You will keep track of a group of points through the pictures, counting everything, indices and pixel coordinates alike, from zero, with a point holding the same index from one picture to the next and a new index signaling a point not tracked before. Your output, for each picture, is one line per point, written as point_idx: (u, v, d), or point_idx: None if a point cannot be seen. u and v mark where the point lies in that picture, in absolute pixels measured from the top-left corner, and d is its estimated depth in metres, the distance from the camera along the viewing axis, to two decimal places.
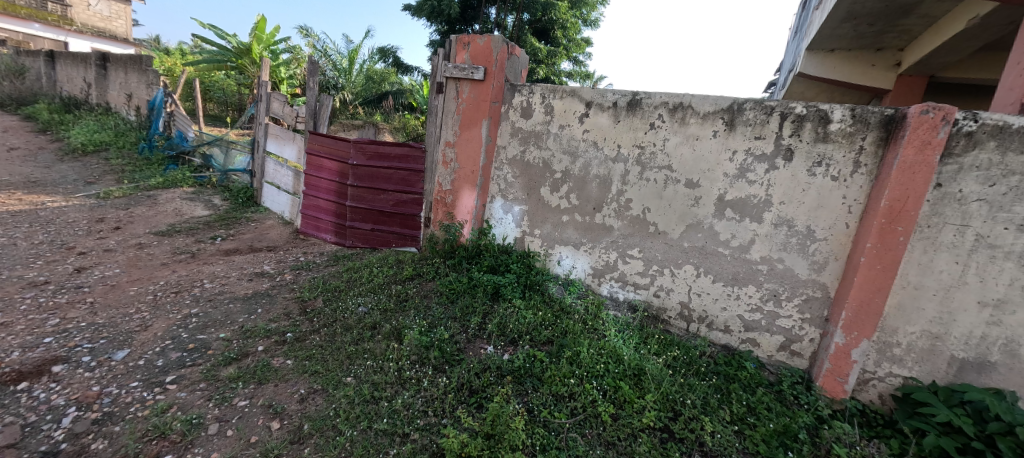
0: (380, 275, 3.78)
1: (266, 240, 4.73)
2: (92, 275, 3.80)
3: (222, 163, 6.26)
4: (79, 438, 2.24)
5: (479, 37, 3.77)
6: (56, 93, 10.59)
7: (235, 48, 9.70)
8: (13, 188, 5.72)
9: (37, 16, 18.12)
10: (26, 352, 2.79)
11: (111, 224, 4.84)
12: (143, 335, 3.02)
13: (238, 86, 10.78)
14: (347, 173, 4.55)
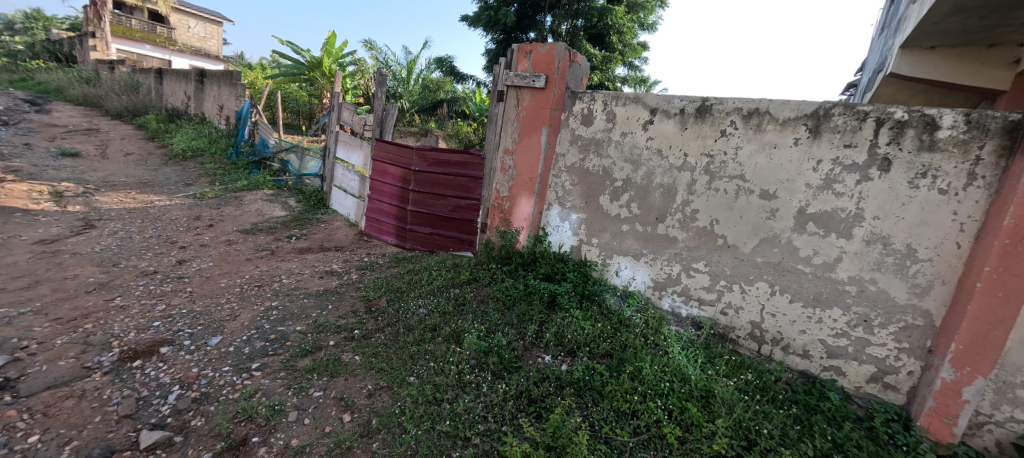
0: (439, 278, 3.88)
1: (334, 241, 5.01)
2: (190, 267, 4.22)
3: (297, 167, 6.72)
4: (181, 414, 2.49)
5: (541, 45, 3.79)
6: (162, 105, 11.98)
7: (308, 62, 10.45)
8: (129, 188, 6.51)
9: (149, 39, 20.72)
10: (139, 333, 3.14)
11: (206, 222, 5.36)
12: (232, 324, 3.30)
13: (309, 97, 11.57)
14: (408, 178, 4.73)
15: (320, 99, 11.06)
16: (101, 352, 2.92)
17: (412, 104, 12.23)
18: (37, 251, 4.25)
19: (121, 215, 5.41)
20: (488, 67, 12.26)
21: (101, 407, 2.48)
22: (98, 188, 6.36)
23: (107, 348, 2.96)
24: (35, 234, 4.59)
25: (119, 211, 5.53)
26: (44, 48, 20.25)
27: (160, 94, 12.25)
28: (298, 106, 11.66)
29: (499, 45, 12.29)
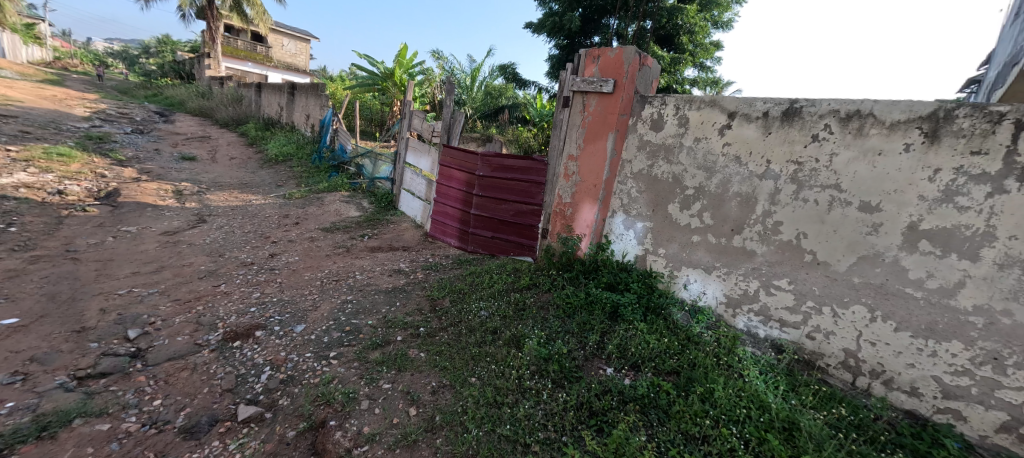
0: (500, 281, 3.87)
1: (402, 241, 5.19)
2: (280, 260, 4.57)
3: (370, 171, 7.08)
4: (271, 393, 2.71)
5: (610, 49, 3.69)
6: (259, 114, 13.23)
7: (382, 73, 11.04)
8: (232, 188, 7.24)
9: (251, 57, 23.04)
10: (239, 317, 3.45)
11: (293, 220, 5.80)
12: (314, 314, 3.51)
13: (382, 105, 12.20)
14: (473, 183, 4.79)
15: (391, 107, 11.62)
16: (209, 331, 3.26)
17: (474, 110, 12.48)
18: (160, 241, 4.83)
19: (226, 212, 6.01)
20: (552, 72, 12.21)
21: (208, 381, 2.79)
22: (208, 187, 7.15)
23: (213, 329, 3.29)
24: (159, 226, 5.22)
25: (224, 208, 6.16)
26: (171, 67, 23.31)
27: (257, 104, 13.55)
28: (370, 113, 12.31)
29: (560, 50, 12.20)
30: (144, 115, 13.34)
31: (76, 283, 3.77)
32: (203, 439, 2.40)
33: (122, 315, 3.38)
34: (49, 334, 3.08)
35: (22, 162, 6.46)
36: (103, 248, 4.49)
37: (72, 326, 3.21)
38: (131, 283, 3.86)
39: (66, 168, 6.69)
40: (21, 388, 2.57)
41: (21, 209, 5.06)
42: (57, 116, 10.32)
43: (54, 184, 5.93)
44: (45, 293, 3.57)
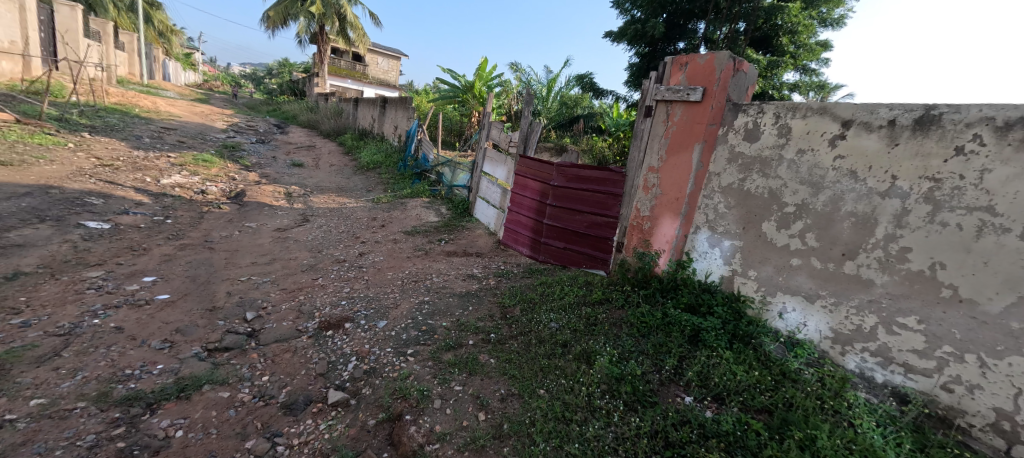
0: (571, 293, 3.72)
1: (476, 247, 5.23)
2: (367, 259, 4.81)
3: (449, 179, 7.29)
4: (356, 382, 2.82)
5: (699, 56, 3.44)
6: (355, 125, 14.34)
7: (463, 85, 11.46)
8: (330, 192, 7.88)
9: (350, 75, 25.30)
10: (332, 308, 3.67)
11: (379, 222, 6.12)
12: (395, 312, 3.61)
13: (462, 116, 12.64)
14: (547, 193, 4.72)
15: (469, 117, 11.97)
16: (308, 319, 3.49)
17: (549, 120, 12.46)
18: (273, 236, 5.33)
19: (325, 213, 6.52)
20: (633, 80, 11.87)
21: (306, 363, 2.99)
22: (311, 190, 7.84)
23: (311, 317, 3.52)
24: (273, 223, 5.79)
25: (324, 209, 6.70)
26: (288, 87, 26.32)
27: (353, 117, 14.72)
28: (449, 123, 12.78)
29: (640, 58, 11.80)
30: (265, 127, 15.09)
31: (211, 268, 4.27)
32: (300, 416, 2.57)
33: (242, 299, 3.75)
34: (187, 310, 3.50)
35: (178, 166, 7.61)
36: (231, 240, 5.05)
37: (205, 304, 3.62)
38: (250, 272, 4.28)
39: (208, 171, 7.72)
40: (168, 354, 2.96)
41: (174, 204, 5.91)
42: (202, 128, 12.04)
43: (199, 185, 6.90)
44: (187, 274, 4.09)
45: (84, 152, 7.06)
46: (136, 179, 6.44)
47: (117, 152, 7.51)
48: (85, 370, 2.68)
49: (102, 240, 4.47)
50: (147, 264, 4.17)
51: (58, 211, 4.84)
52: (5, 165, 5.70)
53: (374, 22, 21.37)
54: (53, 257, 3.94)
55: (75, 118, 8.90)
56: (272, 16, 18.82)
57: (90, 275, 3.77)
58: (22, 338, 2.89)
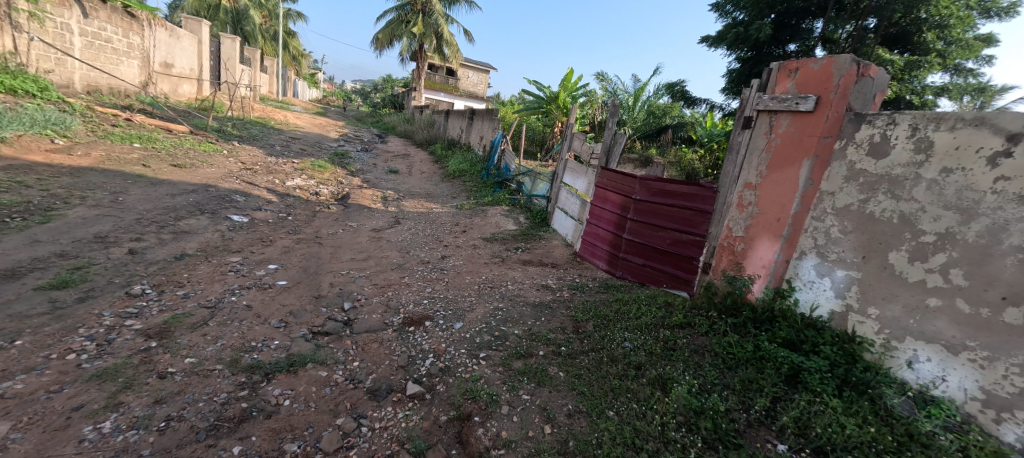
0: (649, 314, 3.42)
1: (551, 258, 5.07)
2: (448, 262, 4.86)
3: (529, 189, 7.27)
4: (432, 378, 2.82)
5: (814, 60, 3.05)
6: (444, 135, 15.00)
7: (548, 97, 11.50)
8: (419, 197, 8.24)
9: (444, 88, 26.85)
10: (415, 306, 3.72)
11: (461, 228, 6.24)
12: (471, 315, 3.56)
13: (545, 127, 12.64)
14: (628, 206, 4.43)
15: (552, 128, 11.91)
16: (394, 313, 3.57)
17: (633, 131, 12.04)
18: (369, 236, 5.65)
19: (415, 216, 6.81)
20: (733, 88, 11.03)
21: (390, 354, 3.05)
22: (403, 195, 8.28)
23: (397, 312, 3.60)
24: (370, 224, 6.17)
25: (414, 213, 7.01)
26: (390, 100, 28.48)
27: (443, 128, 15.43)
28: (532, 134, 12.85)
29: (741, 63, 10.85)
30: (369, 137, 16.41)
31: (318, 260, 4.60)
32: (381, 402, 2.63)
33: (342, 289, 3.96)
34: (299, 295, 3.77)
35: (300, 171, 8.47)
36: (336, 237, 5.43)
37: (312, 291, 3.87)
38: (349, 266, 4.54)
39: (322, 175, 8.52)
40: (283, 332, 3.19)
41: (295, 203, 6.56)
42: (320, 138, 13.40)
43: (315, 187, 7.62)
44: (301, 264, 4.45)
45: (233, 158, 8.17)
46: (269, 181, 7.29)
47: (257, 159, 8.62)
48: (224, 338, 3.00)
49: (242, 231, 5.06)
50: (272, 254, 4.59)
51: (214, 205, 5.60)
52: (181, 167, 6.78)
53: (467, 38, 22.32)
54: (208, 243, 4.53)
55: (229, 129, 10.39)
56: (380, 39, 20.62)
57: (230, 260, 4.25)
58: (182, 307, 3.32)
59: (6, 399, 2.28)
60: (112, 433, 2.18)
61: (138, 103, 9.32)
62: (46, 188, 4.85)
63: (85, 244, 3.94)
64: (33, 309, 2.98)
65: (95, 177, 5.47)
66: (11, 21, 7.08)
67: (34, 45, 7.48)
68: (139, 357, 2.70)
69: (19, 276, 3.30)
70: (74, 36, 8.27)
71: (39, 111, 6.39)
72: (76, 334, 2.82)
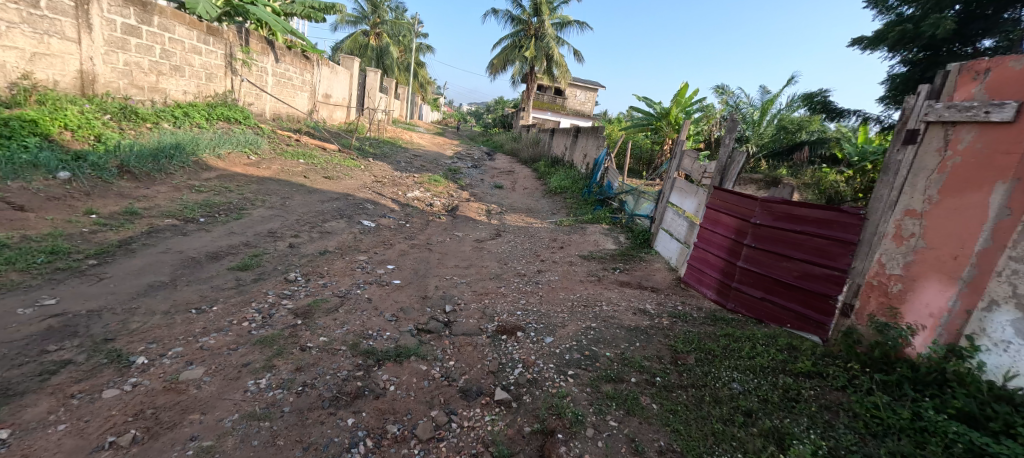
0: (765, 355, 2.93)
1: (652, 281, 4.64)
2: (544, 277, 4.74)
3: (632, 207, 6.88)
4: (519, 387, 2.70)
5: (1016, 59, 2.43)
6: (547, 152, 15.13)
7: (658, 113, 10.97)
8: (521, 212, 8.32)
9: (550, 107, 27.49)
10: (509, 316, 3.66)
11: (558, 244, 6.09)
12: (562, 330, 3.39)
13: (652, 144, 12.06)
14: (746, 231, 3.89)
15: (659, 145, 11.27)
16: (489, 321, 3.55)
17: (759, 147, 11.16)
18: (473, 246, 5.80)
19: (515, 230, 6.85)
20: (896, 96, 9.38)
21: (483, 358, 3.00)
22: (506, 209, 8.43)
23: (492, 320, 3.57)
24: (474, 235, 6.34)
25: (515, 227, 7.06)
26: (500, 121, 29.68)
27: (547, 145, 15.59)
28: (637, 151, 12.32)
29: (914, 66, 9.19)
30: (478, 155, 17.18)
31: (427, 264, 4.81)
32: (471, 403, 2.56)
33: (445, 293, 4.05)
34: (409, 293, 3.93)
35: (419, 184, 9.13)
36: (443, 244, 5.66)
37: (420, 292, 4.02)
38: (452, 272, 4.67)
39: (437, 189, 9.06)
40: (393, 325, 3.32)
41: (413, 213, 7.03)
42: (437, 156, 14.41)
43: (430, 199, 8.12)
44: (413, 266, 4.70)
45: (368, 172, 9.09)
46: (394, 193, 7.95)
47: (386, 173, 9.50)
48: (349, 324, 3.20)
49: (370, 234, 5.53)
50: (391, 255, 4.92)
51: (349, 210, 6.22)
52: (330, 179, 7.70)
53: (576, 58, 22.56)
54: (344, 243, 5.01)
55: (366, 147, 11.65)
56: (494, 63, 21.75)
57: (357, 258, 4.62)
58: (321, 293, 3.64)
59: (203, 350, 2.65)
60: (266, 389, 2.40)
61: (307, 127, 10.95)
62: (242, 193, 5.78)
63: (262, 237, 4.60)
64: (226, 283, 3.52)
65: (272, 185, 6.45)
66: (232, 68, 8.69)
67: (243, 85, 9.14)
68: (289, 331, 2.98)
69: (220, 258, 3.94)
70: (269, 77, 9.92)
71: (241, 134, 7.60)
72: (250, 306, 3.23)
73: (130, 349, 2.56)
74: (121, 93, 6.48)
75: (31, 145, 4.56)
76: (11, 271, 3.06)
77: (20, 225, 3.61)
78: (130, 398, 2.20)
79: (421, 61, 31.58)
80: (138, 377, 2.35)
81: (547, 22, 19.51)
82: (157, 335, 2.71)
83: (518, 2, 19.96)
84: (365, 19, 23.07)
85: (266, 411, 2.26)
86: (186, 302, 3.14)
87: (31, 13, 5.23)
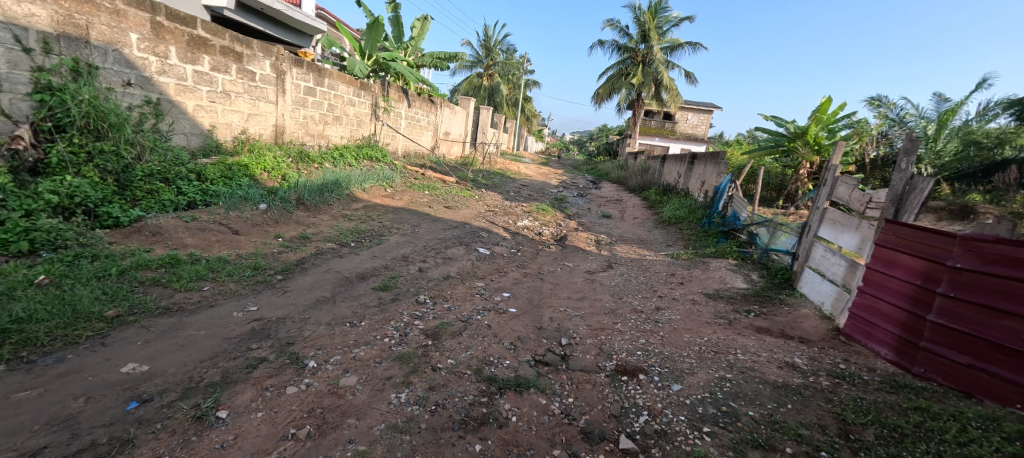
0: (984, 445, 2.31)
1: (799, 329, 4.01)
2: (663, 315, 4.41)
3: (766, 241, 6.10)
4: (647, 438, 2.53)
5: None
6: (658, 180, 14.42)
7: (791, 132, 9.45)
8: (632, 242, 7.95)
9: (659, 132, 26.78)
10: (628, 355, 3.47)
11: (677, 279, 5.61)
12: (691, 378, 3.11)
13: (783, 168, 10.63)
14: (939, 277, 3.20)
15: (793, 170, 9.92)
16: (607, 359, 3.41)
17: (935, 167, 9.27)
18: (584, 277, 5.69)
19: (628, 262, 6.54)
20: None
21: (603, 399, 2.89)
22: (616, 239, 8.14)
23: (609, 357, 3.42)
24: (584, 266, 6.23)
25: (627, 258, 6.75)
26: (604, 148, 29.37)
27: (658, 173, 14.89)
28: (767, 178, 11.02)
29: None
30: (584, 183, 17.14)
31: (540, 294, 4.85)
32: (595, 447, 2.47)
33: (559, 325, 4.01)
34: (525, 324, 3.97)
35: (528, 213, 9.37)
36: (554, 275, 5.67)
37: (535, 322, 4.04)
38: (565, 304, 4.62)
39: (545, 218, 9.19)
40: (512, 354, 3.38)
41: (523, 241, 7.21)
42: (543, 185, 14.72)
43: (539, 229, 8.24)
44: (527, 296, 4.77)
45: (482, 202, 9.64)
46: (506, 222, 8.25)
47: (498, 202, 9.97)
48: (472, 349, 3.34)
49: (485, 261, 5.79)
50: (506, 283, 5.07)
51: (467, 238, 6.61)
52: (449, 208, 8.34)
53: (689, 81, 21.57)
54: (463, 269, 5.31)
55: (479, 178, 12.41)
56: (600, 92, 21.75)
57: (475, 285, 4.85)
58: (445, 317, 3.87)
59: (356, 360, 2.99)
60: (405, 404, 2.60)
61: (430, 162, 12.09)
62: (380, 221, 6.54)
63: (397, 261, 5.12)
64: (370, 302, 3.96)
65: (404, 214, 7.20)
66: (376, 114, 10.11)
67: (383, 128, 10.53)
68: (421, 350, 3.22)
69: (365, 279, 4.46)
70: (402, 119, 11.29)
71: (381, 171, 8.66)
72: (390, 324, 3.57)
73: (304, 353, 2.98)
74: (299, 140, 7.89)
75: (244, 184, 5.69)
76: (229, 281, 3.83)
77: (234, 245, 4.54)
78: (306, 397, 2.54)
79: (528, 96, 33.04)
80: (310, 378, 2.72)
81: (656, 47, 18.92)
82: (322, 343, 3.13)
83: (625, 31, 19.93)
84: (480, 63, 25.03)
85: (407, 424, 2.44)
86: (342, 316, 3.60)
87: (250, 84, 6.65)
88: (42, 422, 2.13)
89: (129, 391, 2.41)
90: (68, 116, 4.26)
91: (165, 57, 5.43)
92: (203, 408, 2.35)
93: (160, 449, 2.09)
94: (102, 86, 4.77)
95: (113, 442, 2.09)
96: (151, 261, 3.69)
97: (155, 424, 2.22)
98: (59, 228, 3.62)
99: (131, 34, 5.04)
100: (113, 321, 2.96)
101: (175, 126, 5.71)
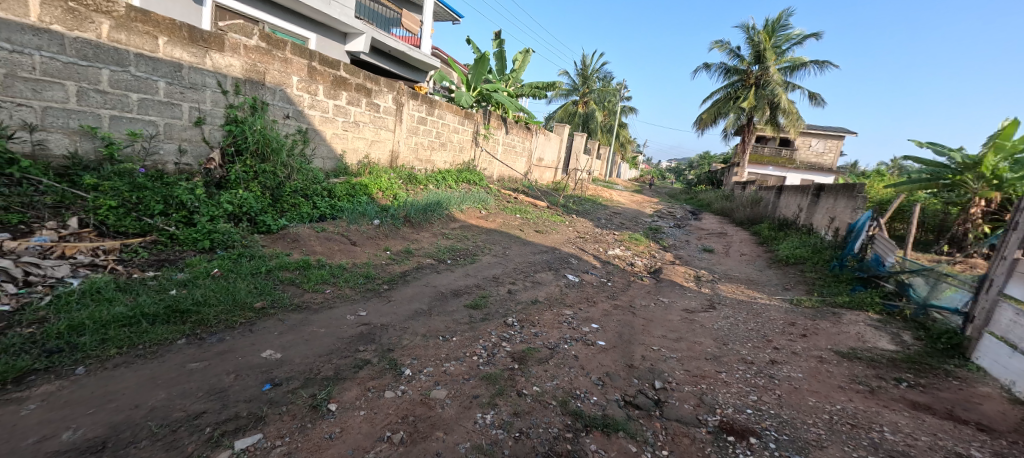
0: None
1: (977, 413, 3.22)
2: (779, 370, 3.87)
3: (924, 295, 5.06)
4: None
5: None
6: (773, 214, 12.99)
7: (956, 163, 7.75)
8: (740, 282, 7.18)
9: (774, 161, 24.57)
10: (736, 412, 3.11)
11: (799, 330, 4.89)
12: (819, 453, 2.68)
13: (943, 206, 8.83)
14: None
15: (960, 208, 8.18)
16: (709, 411, 3.10)
17: None
18: (681, 316, 5.26)
19: (734, 303, 5.92)
20: None
21: None
22: (720, 277, 7.42)
23: (712, 411, 3.10)
24: (682, 303, 5.78)
25: (733, 299, 6.10)
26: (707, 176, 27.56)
27: (773, 206, 13.43)
28: (921, 217, 9.25)
29: None
30: (683, 214, 16.12)
31: (631, 330, 4.60)
32: None
33: (653, 366, 3.75)
34: (615, 359, 3.79)
35: (620, 242, 9.07)
36: (647, 310, 5.34)
37: (626, 359, 3.83)
38: (659, 343, 4.31)
39: (638, 248, 8.79)
40: (600, 390, 3.24)
41: (614, 271, 6.97)
42: (638, 214, 14.19)
43: (632, 260, 7.88)
44: (617, 329, 4.55)
45: (572, 228, 9.60)
46: (596, 250, 8.06)
47: (589, 229, 9.84)
48: (558, 379, 3.27)
49: (573, 289, 5.70)
50: (595, 314, 4.90)
51: (555, 264, 6.58)
52: (540, 232, 8.43)
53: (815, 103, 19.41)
54: (551, 295, 5.28)
55: (571, 204, 12.42)
56: (705, 118, 20.55)
57: (563, 312, 4.76)
58: (533, 342, 3.86)
59: (447, 374, 3.12)
60: (490, 426, 2.63)
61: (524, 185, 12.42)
62: (475, 241, 6.86)
63: (488, 281, 5.28)
64: (461, 319, 4.11)
65: (496, 236, 7.47)
66: (476, 141, 10.77)
67: (482, 154, 11.17)
68: (507, 373, 3.24)
69: (457, 296, 4.66)
70: (499, 145, 11.85)
71: (477, 194, 9.11)
72: (478, 343, 3.67)
73: (401, 360, 3.20)
74: (409, 164, 8.69)
75: (363, 201, 6.41)
76: (346, 286, 4.30)
77: (352, 254, 5.10)
78: (401, 403, 2.71)
79: (624, 122, 32.54)
80: (406, 386, 2.91)
81: (773, 68, 17.39)
82: (418, 354, 3.33)
83: (735, 52, 18.69)
84: (576, 91, 25.34)
85: (491, 447, 2.47)
86: (436, 330, 3.79)
87: (376, 115, 7.56)
88: (203, 390, 2.58)
89: (265, 374, 2.80)
90: (246, 142, 5.25)
91: (315, 94, 6.43)
92: (318, 398, 2.64)
93: (283, 429, 2.38)
94: (269, 119, 5.81)
95: (250, 417, 2.44)
96: (290, 264, 4.31)
97: (282, 406, 2.55)
98: (230, 231, 4.42)
99: (293, 77, 6.06)
100: (259, 312, 3.49)
101: (317, 150, 6.67)
